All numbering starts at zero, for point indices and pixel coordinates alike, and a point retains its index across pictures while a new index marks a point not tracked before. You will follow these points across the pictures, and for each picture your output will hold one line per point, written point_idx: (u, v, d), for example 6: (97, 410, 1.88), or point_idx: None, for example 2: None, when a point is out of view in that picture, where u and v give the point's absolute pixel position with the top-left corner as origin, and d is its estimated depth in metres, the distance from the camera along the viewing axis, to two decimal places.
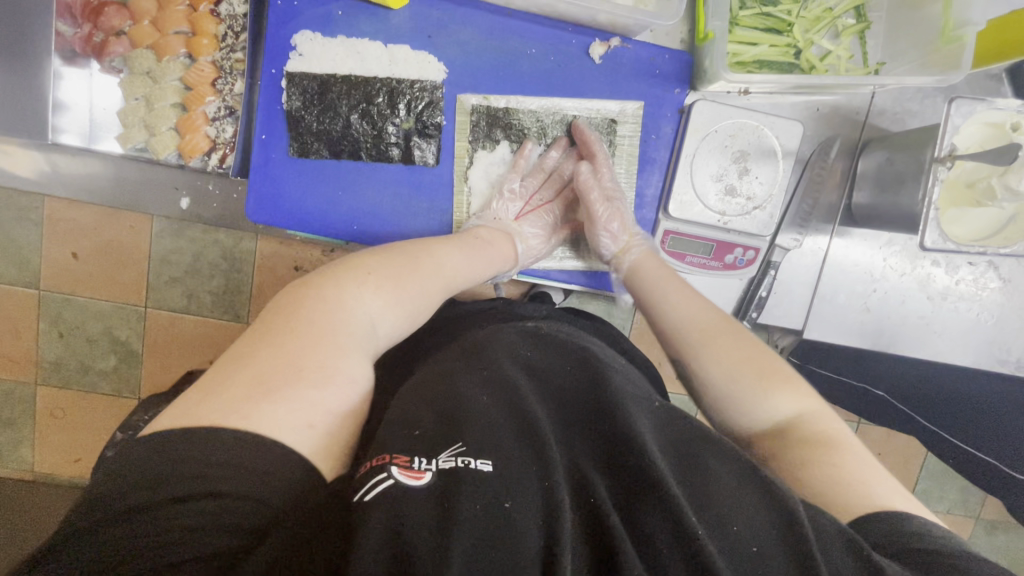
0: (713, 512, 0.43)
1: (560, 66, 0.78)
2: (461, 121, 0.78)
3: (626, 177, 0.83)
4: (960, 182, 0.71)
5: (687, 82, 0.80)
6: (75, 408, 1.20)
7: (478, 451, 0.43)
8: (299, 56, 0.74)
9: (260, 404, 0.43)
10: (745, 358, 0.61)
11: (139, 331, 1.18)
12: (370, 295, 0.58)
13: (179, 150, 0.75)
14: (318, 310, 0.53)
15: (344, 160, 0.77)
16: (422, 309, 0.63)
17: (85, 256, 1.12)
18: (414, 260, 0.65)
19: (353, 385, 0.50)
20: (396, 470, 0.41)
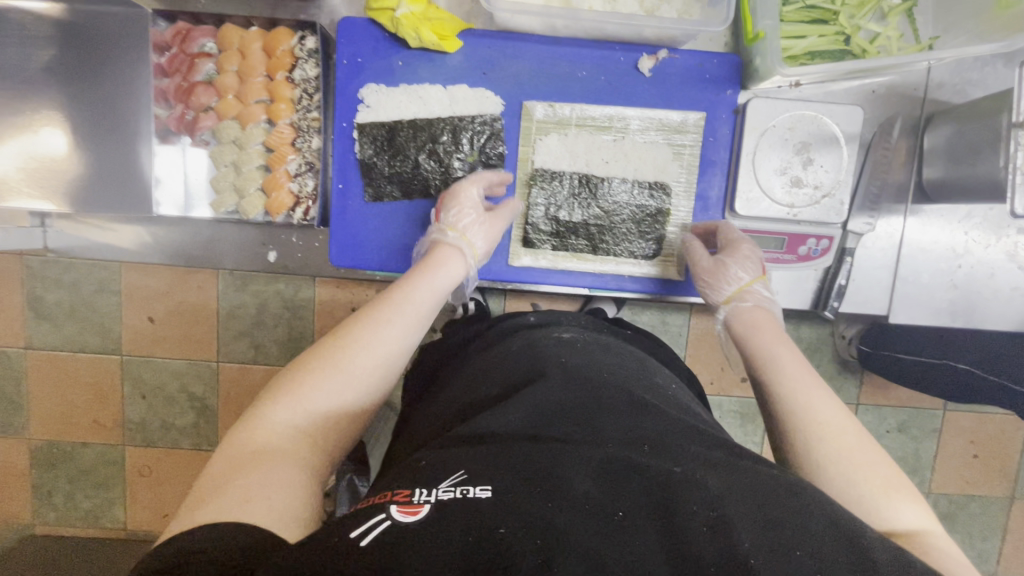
0: (770, 532, 0.39)
1: (611, 83, 0.80)
2: (522, 148, 0.81)
3: (687, 185, 0.82)
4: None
5: (738, 83, 0.81)
6: (160, 463, 1.26)
7: (479, 479, 0.41)
8: (366, 108, 0.80)
9: (202, 504, 0.44)
10: (870, 462, 0.51)
11: (214, 385, 1.24)
12: (280, 410, 0.54)
13: (267, 208, 0.80)
14: (228, 440, 0.51)
15: (416, 198, 0.82)
16: (357, 394, 0.58)
17: (160, 319, 1.20)
18: (345, 339, 0.60)
19: (286, 472, 0.49)
20: (395, 509, 0.39)
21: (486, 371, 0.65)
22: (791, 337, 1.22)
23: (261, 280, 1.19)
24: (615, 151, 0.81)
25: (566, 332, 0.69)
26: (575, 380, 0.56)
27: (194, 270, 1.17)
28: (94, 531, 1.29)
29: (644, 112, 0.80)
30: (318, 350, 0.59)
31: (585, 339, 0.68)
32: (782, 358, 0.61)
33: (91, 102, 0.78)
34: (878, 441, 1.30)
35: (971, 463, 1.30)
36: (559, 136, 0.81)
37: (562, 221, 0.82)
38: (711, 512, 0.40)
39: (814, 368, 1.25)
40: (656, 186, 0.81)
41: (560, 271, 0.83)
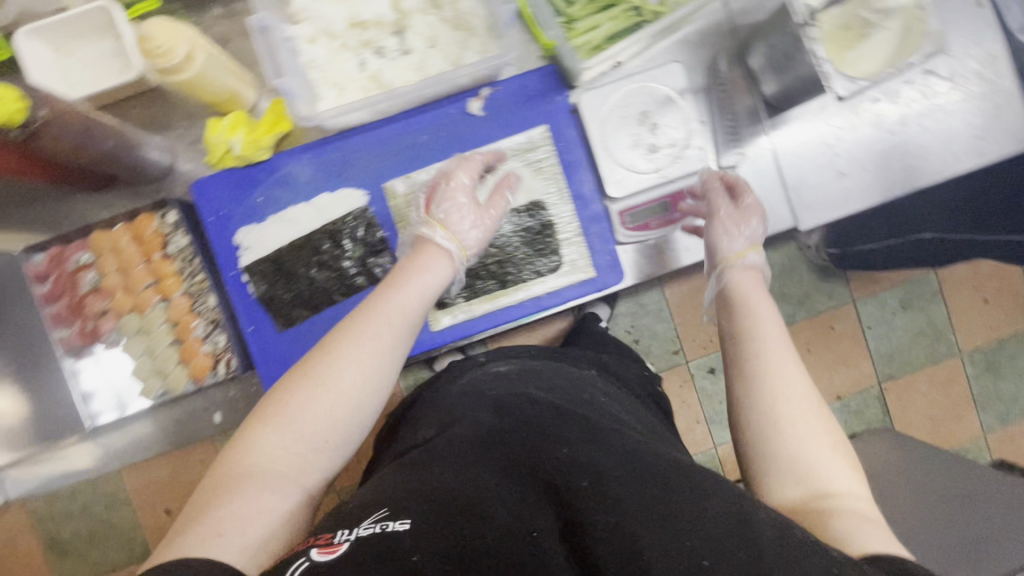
0: (655, 522, 0.46)
1: (453, 135, 0.84)
2: (401, 226, 0.84)
3: (559, 192, 0.85)
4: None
5: (562, 86, 0.85)
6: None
7: (399, 513, 0.49)
8: (246, 249, 0.83)
9: (188, 536, 0.51)
10: (818, 442, 0.57)
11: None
12: (273, 434, 0.58)
13: (191, 376, 0.82)
14: (220, 464, 0.58)
15: (324, 309, 0.84)
16: (348, 416, 0.60)
17: None
18: (351, 338, 0.62)
19: (265, 502, 0.55)
20: (315, 552, 0.47)
21: (434, 407, 0.72)
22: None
23: None
24: (482, 192, 0.84)
25: (503, 364, 0.75)
26: (511, 403, 0.61)
27: None
28: None
29: (493, 147, 0.84)
30: (306, 366, 0.61)
31: (519, 367, 0.74)
32: (765, 356, 0.62)
33: (17, 355, 0.85)
34: (892, 326, 1.35)
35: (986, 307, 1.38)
36: (428, 200, 0.84)
37: (461, 272, 0.84)
38: (611, 517, 0.46)
39: (797, 286, 1.32)
40: (530, 207, 0.85)
41: (482, 317, 0.85)
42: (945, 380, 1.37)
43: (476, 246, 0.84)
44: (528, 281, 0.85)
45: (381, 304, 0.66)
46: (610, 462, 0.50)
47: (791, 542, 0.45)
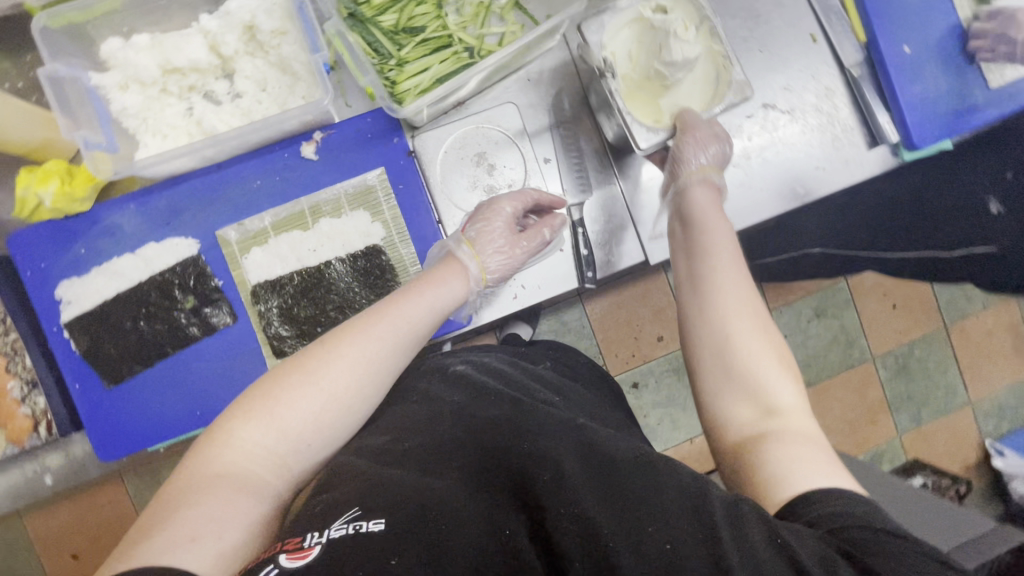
0: (624, 512, 0.43)
1: (288, 179, 0.83)
2: (235, 274, 0.82)
3: (399, 236, 0.84)
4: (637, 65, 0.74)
5: (399, 128, 0.84)
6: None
7: (374, 511, 0.43)
8: (67, 304, 0.79)
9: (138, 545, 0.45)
10: (787, 390, 0.53)
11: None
12: (250, 429, 0.52)
13: (9, 439, 0.79)
14: (200, 458, 0.51)
15: (156, 362, 0.82)
16: (327, 421, 0.55)
17: (82, 550, 1.27)
18: (322, 352, 0.57)
19: (238, 504, 0.49)
20: (283, 557, 0.41)
21: (396, 400, 0.66)
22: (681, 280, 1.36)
23: (165, 466, 1.29)
24: (318, 238, 0.83)
25: (459, 363, 0.70)
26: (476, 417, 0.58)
27: (97, 489, 1.26)
28: None
29: (329, 192, 0.83)
30: (303, 362, 0.56)
31: (476, 367, 0.70)
32: (719, 269, 0.60)
33: None
34: (807, 332, 1.41)
35: (894, 314, 1.44)
36: (261, 248, 0.82)
37: (299, 320, 0.82)
38: (578, 508, 0.44)
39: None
40: (369, 251, 0.83)
41: None
42: (860, 383, 1.42)
43: (313, 293, 0.82)
44: None
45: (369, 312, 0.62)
46: (578, 463, 0.48)
47: (745, 526, 0.41)
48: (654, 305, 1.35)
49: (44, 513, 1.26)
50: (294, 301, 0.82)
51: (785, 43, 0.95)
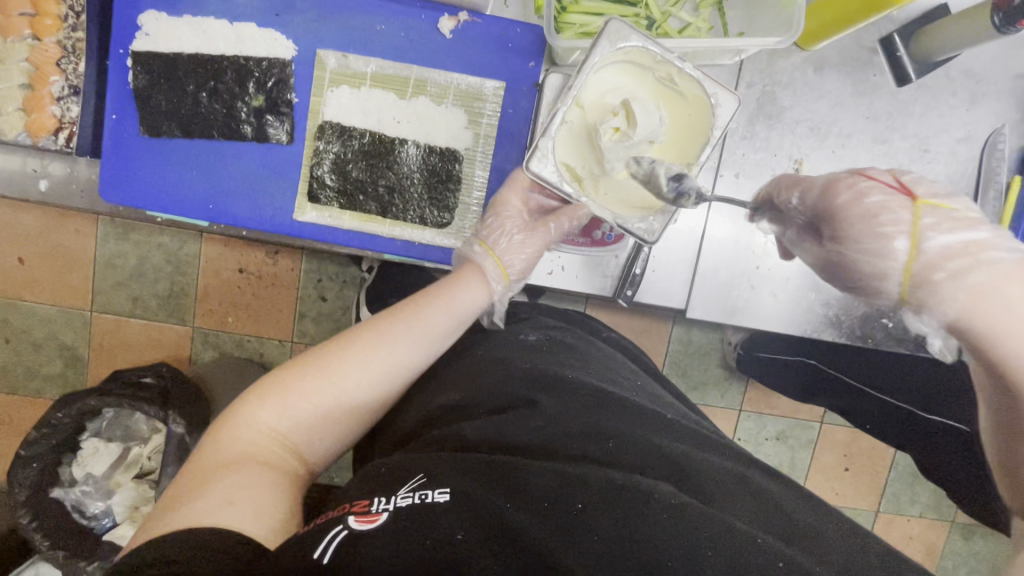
0: (706, 525, 0.42)
1: (411, 41, 0.78)
2: (314, 99, 0.78)
3: (483, 156, 0.80)
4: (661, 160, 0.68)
5: (541, 55, 0.79)
6: (25, 411, 1.34)
7: (437, 483, 0.44)
8: (145, 35, 0.75)
9: (184, 505, 0.45)
10: None
11: (86, 335, 1.32)
12: (272, 408, 0.54)
13: (26, 130, 0.75)
14: (220, 440, 0.51)
15: (197, 138, 0.78)
16: (346, 401, 0.57)
17: (30, 261, 1.27)
18: (336, 343, 0.59)
19: (266, 473, 0.49)
20: (352, 519, 0.42)
21: (469, 360, 0.66)
22: (682, 339, 1.34)
23: (142, 231, 1.27)
24: (407, 112, 0.78)
25: (535, 333, 0.70)
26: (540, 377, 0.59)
27: (70, 214, 1.25)
28: None
29: (442, 76, 0.78)
30: (311, 356, 0.58)
31: (552, 338, 0.69)
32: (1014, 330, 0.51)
33: None
34: (758, 447, 1.41)
35: (843, 475, 1.43)
36: (350, 90, 0.78)
37: (349, 178, 0.79)
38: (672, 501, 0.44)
39: (699, 372, 1.35)
40: (450, 155, 0.79)
41: (348, 231, 0.80)
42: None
43: (375, 160, 0.79)
44: (411, 223, 0.80)
45: (387, 314, 0.63)
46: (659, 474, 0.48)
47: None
48: (646, 347, 1.33)
49: (13, 208, 1.24)
50: (354, 157, 0.79)
51: None
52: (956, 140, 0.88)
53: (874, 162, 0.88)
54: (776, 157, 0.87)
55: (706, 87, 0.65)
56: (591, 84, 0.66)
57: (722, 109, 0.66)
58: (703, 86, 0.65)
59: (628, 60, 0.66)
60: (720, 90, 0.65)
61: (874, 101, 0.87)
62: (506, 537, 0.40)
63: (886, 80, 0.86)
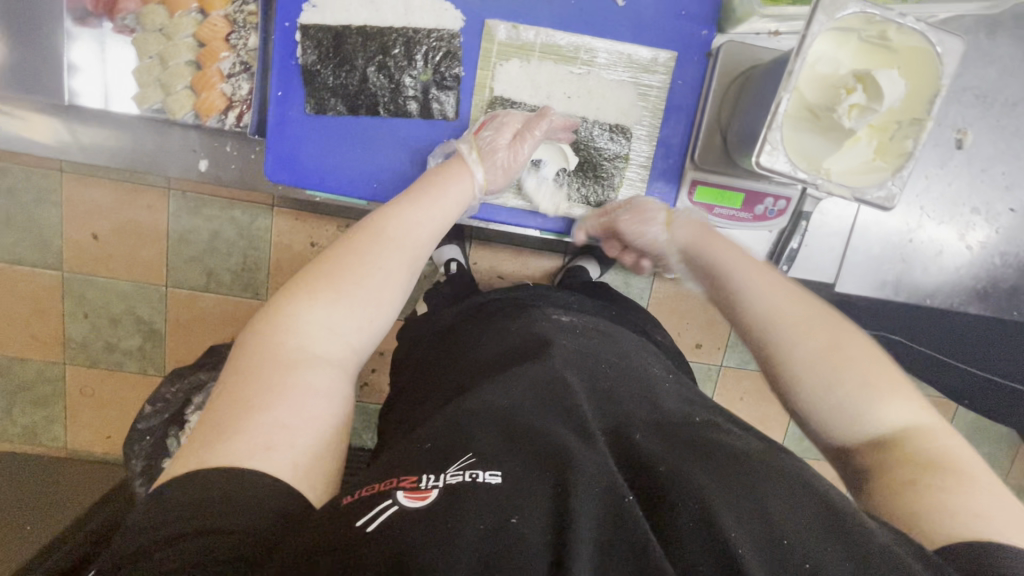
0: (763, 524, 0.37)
1: (581, 8, 0.75)
2: (481, 73, 0.76)
3: (649, 130, 0.79)
4: (885, 123, 0.64)
5: (715, 23, 0.76)
6: (103, 384, 1.25)
7: (486, 462, 0.40)
8: (312, 7, 0.72)
9: (211, 447, 0.43)
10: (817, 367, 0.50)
11: (162, 310, 1.22)
12: (321, 309, 0.52)
13: (196, 109, 0.74)
14: (262, 342, 0.50)
15: (362, 115, 0.76)
16: (348, 327, 0.53)
17: (104, 238, 1.18)
18: (376, 234, 0.57)
19: (308, 406, 0.47)
20: (401, 496, 0.39)
21: (489, 345, 0.66)
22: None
23: (213, 206, 1.17)
24: (578, 85, 0.76)
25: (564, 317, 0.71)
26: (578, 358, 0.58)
27: (142, 188, 1.16)
28: (31, 447, 1.28)
29: (613, 46, 0.75)
30: (360, 246, 0.56)
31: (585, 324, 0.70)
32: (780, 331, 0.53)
33: None
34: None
35: None
36: (520, 62, 0.75)
37: None
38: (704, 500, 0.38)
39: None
40: (618, 130, 0.78)
41: (512, 208, 0.80)
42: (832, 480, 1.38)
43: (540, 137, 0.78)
44: (577, 199, 0.80)
45: (406, 204, 0.61)
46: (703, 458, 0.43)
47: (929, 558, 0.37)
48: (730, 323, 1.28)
49: (85, 181, 1.14)
50: None
51: None
52: None
53: None
54: (938, 128, 0.85)
55: (930, 37, 0.58)
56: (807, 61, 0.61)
57: (949, 56, 0.59)
58: (928, 37, 0.58)
59: (837, 28, 0.60)
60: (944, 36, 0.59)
61: None
62: (564, 524, 0.36)
63: None
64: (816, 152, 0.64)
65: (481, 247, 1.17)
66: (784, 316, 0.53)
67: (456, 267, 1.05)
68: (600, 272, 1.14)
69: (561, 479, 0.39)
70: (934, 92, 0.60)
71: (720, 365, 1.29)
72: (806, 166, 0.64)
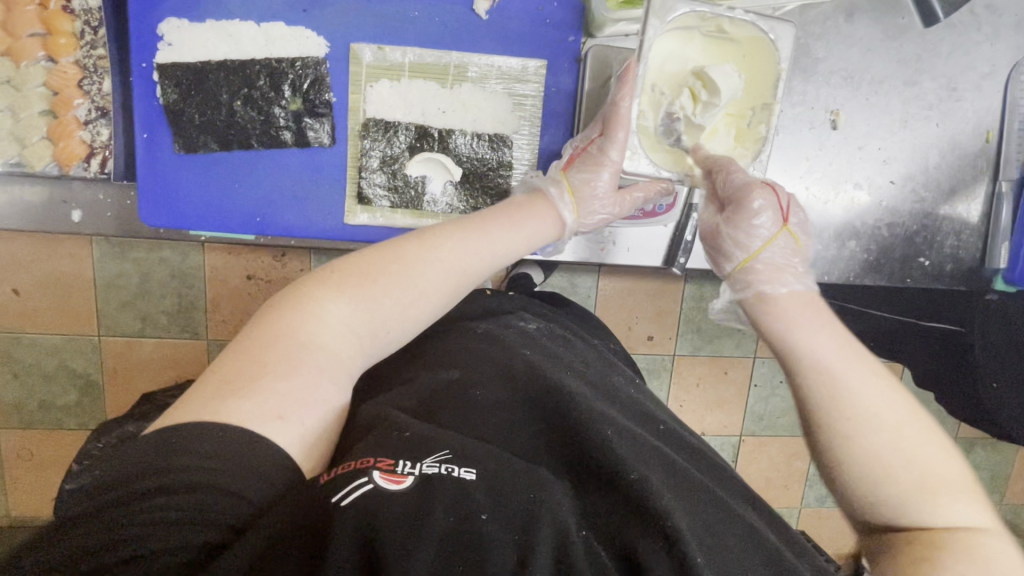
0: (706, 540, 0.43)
1: (447, 26, 0.75)
2: (352, 97, 0.75)
3: (530, 139, 0.79)
4: (742, 110, 0.66)
5: (580, 29, 0.77)
6: (43, 445, 1.16)
7: (463, 459, 0.42)
8: (168, 46, 0.71)
9: (228, 400, 0.43)
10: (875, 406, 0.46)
11: (97, 360, 1.13)
12: (345, 302, 0.50)
13: (55, 159, 0.72)
14: (282, 316, 0.49)
15: (235, 150, 0.75)
16: (399, 324, 0.53)
17: (28, 290, 1.07)
18: (456, 234, 0.56)
19: (320, 389, 0.47)
20: (378, 475, 0.41)
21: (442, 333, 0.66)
22: (693, 297, 1.20)
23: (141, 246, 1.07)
24: (452, 101, 0.77)
25: (531, 322, 0.70)
26: (548, 361, 0.59)
27: (62, 236, 1.04)
28: None
29: (483, 60, 0.76)
30: (401, 257, 0.53)
31: (548, 331, 0.70)
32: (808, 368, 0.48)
33: None
34: (773, 391, 1.28)
35: None
36: (391, 83, 0.75)
37: (399, 174, 0.77)
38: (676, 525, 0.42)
39: (714, 325, 1.22)
40: (499, 142, 0.78)
41: (402, 228, 0.79)
42: (793, 453, 1.32)
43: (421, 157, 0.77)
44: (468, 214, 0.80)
45: (471, 231, 0.57)
46: (672, 481, 0.46)
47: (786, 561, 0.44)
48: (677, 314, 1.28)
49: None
50: (406, 155, 0.77)
51: (960, 130, 0.91)
52: (982, 76, 0.90)
53: (904, 106, 0.89)
54: (813, 111, 0.88)
55: (761, 26, 0.61)
56: (650, 63, 0.63)
57: (783, 40, 0.62)
58: (760, 26, 0.61)
59: (676, 27, 0.63)
60: (775, 23, 0.62)
61: (904, 44, 0.88)
62: (530, 531, 0.39)
63: (913, 22, 0.87)
64: (680, 147, 0.66)
65: None
66: (881, 417, 0.45)
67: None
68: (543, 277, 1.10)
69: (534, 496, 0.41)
70: (775, 78, 0.63)
71: (674, 354, 1.23)
72: (673, 166, 0.66)
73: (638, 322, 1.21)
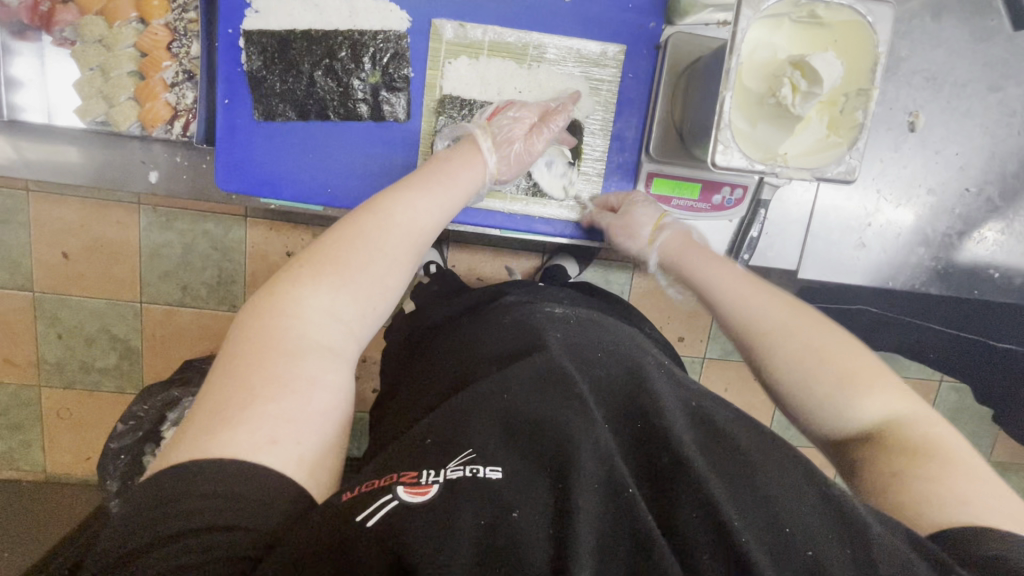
0: (765, 513, 0.39)
1: (528, 6, 0.74)
2: (430, 73, 0.75)
3: (601, 125, 0.79)
4: (834, 97, 0.64)
5: (662, 15, 0.76)
6: (80, 405, 1.19)
7: (487, 456, 0.40)
8: (255, 13, 0.71)
9: (215, 434, 0.41)
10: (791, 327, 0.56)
11: (137, 327, 1.15)
12: (328, 291, 0.50)
13: (141, 120, 0.73)
14: (258, 329, 0.48)
15: (312, 120, 0.75)
16: (384, 293, 0.54)
17: (76, 255, 1.10)
18: (408, 193, 0.58)
19: (331, 375, 0.48)
20: (402, 490, 0.38)
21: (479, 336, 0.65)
22: None
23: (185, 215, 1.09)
24: (528, 82, 0.76)
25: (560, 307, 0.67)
26: (579, 340, 0.56)
27: (110, 202, 1.07)
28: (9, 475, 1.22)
29: (562, 42, 0.75)
30: (362, 235, 0.54)
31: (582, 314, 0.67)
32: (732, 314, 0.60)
33: None
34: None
35: None
36: (469, 61, 0.75)
37: None
38: (707, 492, 0.38)
39: None
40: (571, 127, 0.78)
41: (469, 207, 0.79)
42: None
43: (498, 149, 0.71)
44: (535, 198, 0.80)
45: (419, 183, 0.60)
46: (711, 455, 0.42)
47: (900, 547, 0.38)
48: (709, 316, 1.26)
49: (54, 200, 1.06)
50: None
51: None
52: None
53: (985, 112, 0.87)
54: (891, 112, 0.85)
55: (859, 9, 0.60)
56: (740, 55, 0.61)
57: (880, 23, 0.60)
58: (855, 10, 0.60)
59: (767, 15, 0.61)
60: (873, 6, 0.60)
61: (991, 48, 0.85)
62: (562, 517, 0.37)
63: (1002, 25, 0.84)
64: (772, 139, 0.64)
65: (458, 248, 1.13)
66: (788, 334, 0.56)
67: (436, 265, 1.00)
68: (579, 270, 1.09)
69: (562, 480, 0.39)
70: (873, 61, 0.61)
71: (703, 357, 1.22)
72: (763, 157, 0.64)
73: (671, 322, 1.19)
